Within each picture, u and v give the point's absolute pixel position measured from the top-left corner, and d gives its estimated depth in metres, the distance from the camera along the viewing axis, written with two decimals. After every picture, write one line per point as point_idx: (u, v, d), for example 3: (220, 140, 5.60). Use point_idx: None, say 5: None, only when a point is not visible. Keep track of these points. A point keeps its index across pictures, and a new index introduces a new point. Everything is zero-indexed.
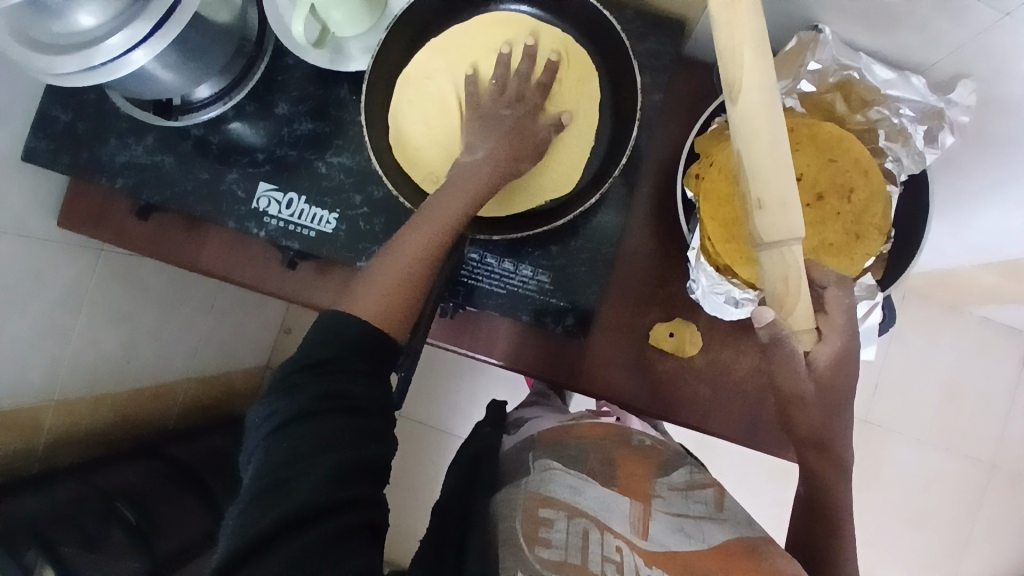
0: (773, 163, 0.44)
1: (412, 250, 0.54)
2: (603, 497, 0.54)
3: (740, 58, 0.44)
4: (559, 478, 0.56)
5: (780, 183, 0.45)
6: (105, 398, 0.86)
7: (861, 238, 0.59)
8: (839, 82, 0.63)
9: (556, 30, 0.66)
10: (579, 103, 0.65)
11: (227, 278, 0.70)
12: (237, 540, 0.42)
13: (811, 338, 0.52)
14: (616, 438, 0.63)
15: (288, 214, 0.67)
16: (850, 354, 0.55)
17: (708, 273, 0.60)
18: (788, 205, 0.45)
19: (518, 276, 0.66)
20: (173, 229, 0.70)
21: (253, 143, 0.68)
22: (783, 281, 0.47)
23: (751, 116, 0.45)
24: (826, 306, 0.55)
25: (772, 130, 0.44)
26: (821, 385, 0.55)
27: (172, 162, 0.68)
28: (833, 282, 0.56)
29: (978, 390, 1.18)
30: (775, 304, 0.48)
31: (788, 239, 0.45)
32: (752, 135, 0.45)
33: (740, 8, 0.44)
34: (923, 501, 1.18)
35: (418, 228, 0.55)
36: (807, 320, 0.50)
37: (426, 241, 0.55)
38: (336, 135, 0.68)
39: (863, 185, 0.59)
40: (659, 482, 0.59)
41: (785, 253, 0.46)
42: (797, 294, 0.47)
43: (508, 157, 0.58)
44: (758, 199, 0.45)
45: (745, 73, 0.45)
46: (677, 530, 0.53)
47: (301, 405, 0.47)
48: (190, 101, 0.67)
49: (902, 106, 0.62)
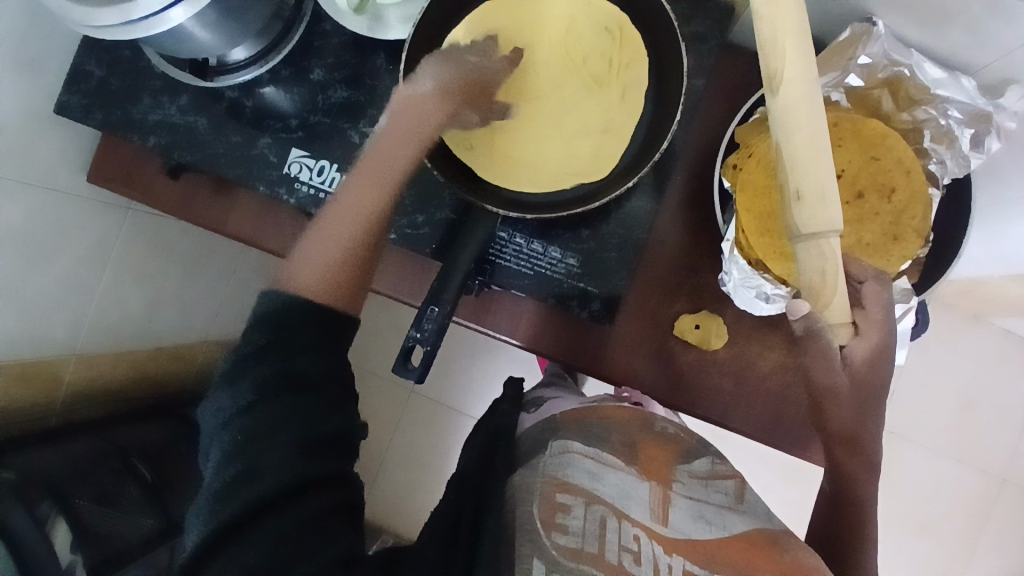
0: (812, 155, 0.43)
1: (357, 212, 0.56)
2: (623, 484, 0.54)
3: (781, 51, 0.43)
4: (577, 463, 0.55)
5: (819, 175, 0.43)
6: (125, 355, 0.86)
7: (899, 239, 0.58)
8: (888, 78, 0.61)
9: (609, 10, 0.65)
10: (625, 89, 0.65)
11: (253, 243, 0.70)
12: (205, 530, 0.44)
13: (847, 333, 0.51)
14: (640, 422, 0.64)
15: (319, 181, 0.66)
16: (885, 349, 0.54)
17: (740, 267, 0.59)
18: (826, 196, 0.44)
19: (546, 257, 0.65)
20: (202, 191, 0.70)
21: (286, 109, 0.67)
22: (819, 273, 0.45)
23: (792, 108, 0.43)
24: (863, 301, 0.55)
25: (814, 122, 0.43)
26: (856, 380, 0.54)
27: (205, 123, 0.68)
28: (870, 277, 0.55)
29: (997, 401, 1.17)
30: (811, 298, 0.47)
31: (826, 231, 0.44)
32: (791, 127, 0.44)
33: (782, 0, 0.43)
34: (933, 508, 1.17)
35: (359, 186, 0.57)
36: (845, 314, 0.49)
37: (373, 194, 0.56)
38: (371, 104, 0.67)
39: (904, 185, 0.58)
40: (679, 469, 0.59)
41: (823, 246, 0.44)
42: (834, 289, 0.46)
43: (449, 96, 0.57)
44: (797, 190, 0.44)
45: (787, 65, 0.43)
46: (699, 518, 0.53)
47: (251, 392, 0.48)
48: (225, 63, 0.66)
49: (950, 106, 0.60)
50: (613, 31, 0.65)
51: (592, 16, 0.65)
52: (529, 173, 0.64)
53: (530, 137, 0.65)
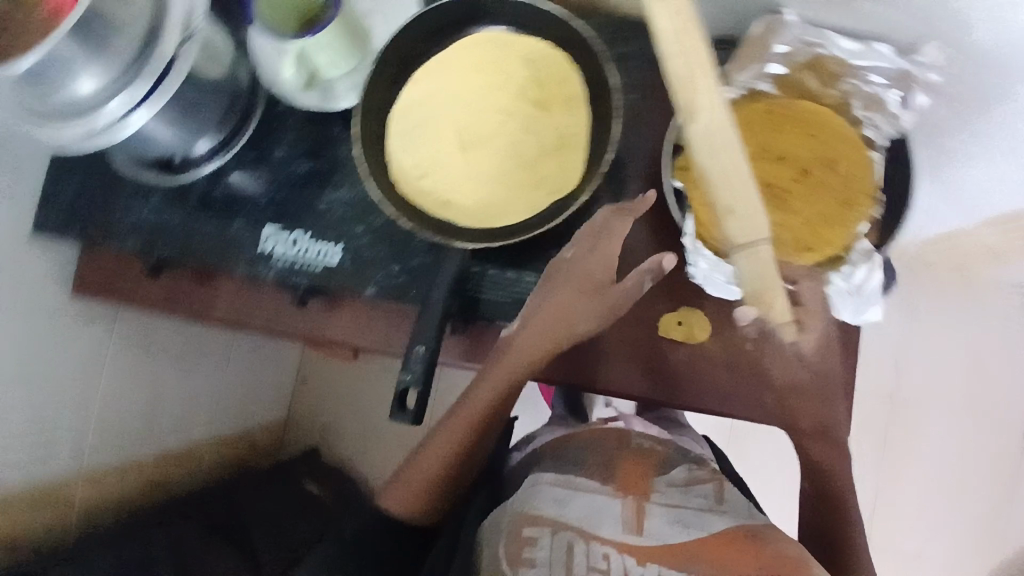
0: (738, 175, 0.43)
1: (447, 443, 0.61)
2: (592, 504, 0.57)
3: (691, 86, 0.41)
4: (545, 492, 0.58)
5: (746, 195, 0.43)
6: (132, 467, 0.89)
7: (851, 204, 0.63)
8: (808, 60, 0.65)
9: (527, 40, 0.65)
10: (568, 104, 0.65)
11: (242, 324, 0.72)
12: None
13: (792, 329, 0.52)
14: (617, 440, 0.65)
15: (294, 252, 0.68)
16: (829, 336, 0.57)
17: (706, 257, 0.61)
18: (757, 208, 0.44)
19: (520, 283, 0.66)
20: (185, 284, 0.73)
21: (254, 191, 0.70)
22: (761, 282, 0.47)
23: (710, 137, 0.42)
24: (801, 298, 0.55)
25: (734, 146, 0.42)
26: (813, 369, 0.59)
27: (178, 219, 0.70)
28: (802, 276, 0.56)
29: (1007, 354, 1.14)
30: (756, 301, 0.49)
31: (756, 241, 0.45)
32: (715, 153, 0.42)
33: (689, 34, 0.40)
34: (961, 471, 1.15)
35: (456, 420, 0.61)
36: (785, 313, 0.50)
37: (462, 429, 0.60)
38: (333, 171, 0.70)
39: (845, 156, 0.64)
40: (658, 479, 0.60)
41: (757, 255, 0.45)
42: (775, 293, 0.47)
43: (553, 334, 0.59)
44: (728, 209, 0.44)
45: (697, 97, 0.41)
46: (675, 523, 0.55)
47: None
48: (189, 157, 0.67)
49: (870, 75, 0.64)
50: (536, 56, 0.65)
51: (513, 49, 0.65)
52: (505, 208, 0.64)
53: (491, 179, 0.65)
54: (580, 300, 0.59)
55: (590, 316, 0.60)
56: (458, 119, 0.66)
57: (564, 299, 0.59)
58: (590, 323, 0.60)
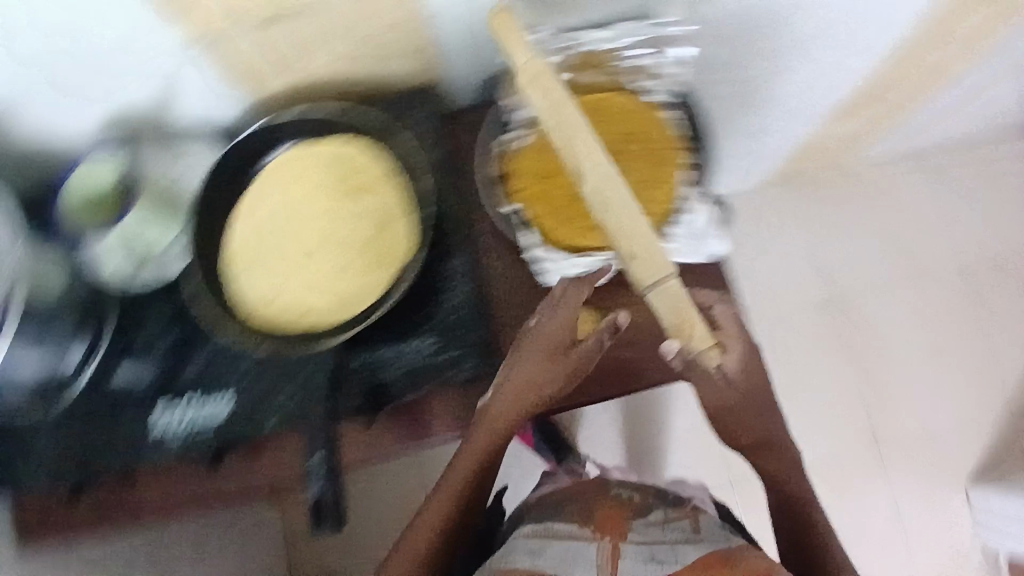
0: (634, 214, 0.48)
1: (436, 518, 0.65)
2: (567, 550, 0.59)
3: (576, 145, 0.50)
4: (521, 546, 0.61)
5: (647, 237, 0.48)
6: None
7: (664, 160, 0.67)
8: (580, 58, 0.68)
9: (318, 144, 0.69)
10: (376, 180, 0.69)
11: (175, 509, 0.70)
12: None
13: (716, 352, 0.50)
14: (596, 491, 0.66)
15: (185, 421, 0.68)
16: (753, 359, 0.58)
17: (556, 259, 0.65)
18: (655, 249, 0.48)
19: (408, 351, 0.68)
20: (107, 494, 0.70)
21: (133, 383, 0.69)
22: (677, 313, 0.47)
23: (602, 184, 0.49)
24: (719, 323, 0.58)
25: (621, 189, 0.48)
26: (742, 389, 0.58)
27: (71, 437, 0.69)
28: (715, 300, 0.59)
29: (908, 213, 1.22)
30: (675, 335, 0.48)
31: (666, 276, 0.47)
32: (605, 201, 0.49)
33: (564, 111, 0.50)
34: (931, 335, 1.19)
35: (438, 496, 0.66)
36: (705, 334, 0.49)
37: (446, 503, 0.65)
38: (197, 335, 0.70)
39: (645, 125, 0.68)
40: (637, 522, 0.62)
41: (672, 291, 0.47)
42: (692, 320, 0.48)
43: (524, 396, 0.63)
44: (631, 253, 0.48)
45: (585, 154, 0.49)
46: (650, 560, 0.58)
47: None
48: (65, 379, 0.65)
49: (628, 51, 0.69)
50: (331, 153, 0.69)
51: (307, 156, 0.69)
52: (361, 292, 0.67)
53: (337, 275, 0.68)
54: (548, 366, 0.62)
55: (555, 381, 0.62)
56: (292, 237, 0.69)
57: (533, 371, 0.62)
58: (557, 386, 0.63)
